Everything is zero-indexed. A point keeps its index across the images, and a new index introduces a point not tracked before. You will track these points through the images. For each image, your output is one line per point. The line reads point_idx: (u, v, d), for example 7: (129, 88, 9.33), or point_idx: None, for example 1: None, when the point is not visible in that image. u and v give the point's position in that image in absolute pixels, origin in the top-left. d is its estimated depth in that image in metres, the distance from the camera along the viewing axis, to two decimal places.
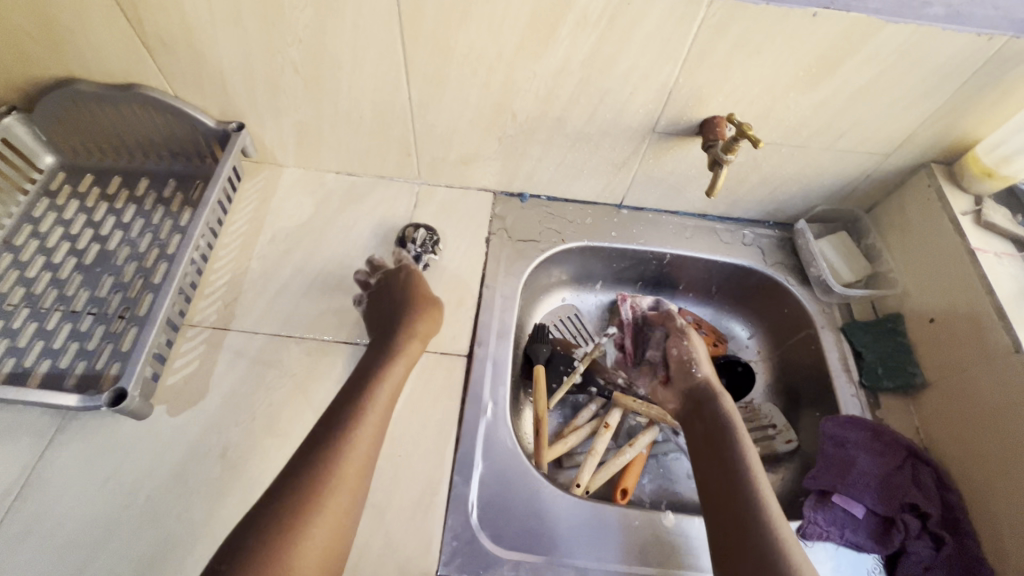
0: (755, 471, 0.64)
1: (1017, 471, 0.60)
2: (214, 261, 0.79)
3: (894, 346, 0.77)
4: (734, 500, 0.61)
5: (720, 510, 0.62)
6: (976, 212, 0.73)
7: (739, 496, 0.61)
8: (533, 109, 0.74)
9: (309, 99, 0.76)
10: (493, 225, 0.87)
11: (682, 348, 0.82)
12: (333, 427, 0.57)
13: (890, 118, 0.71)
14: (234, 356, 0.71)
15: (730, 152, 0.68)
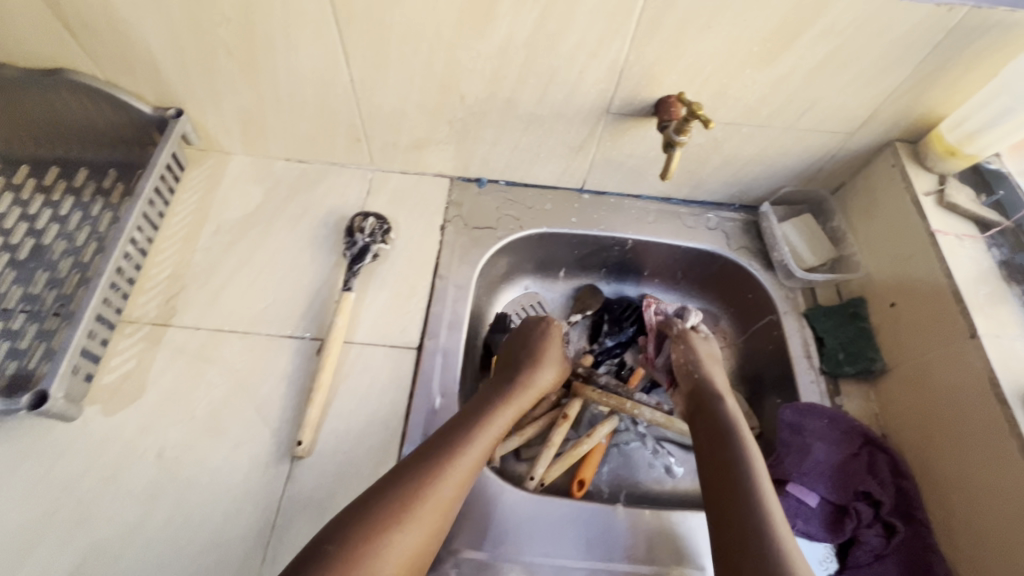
0: (757, 475, 0.59)
1: (972, 458, 0.59)
2: (155, 254, 0.76)
3: (855, 331, 0.75)
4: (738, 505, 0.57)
5: (721, 518, 0.57)
6: (940, 192, 0.71)
7: (741, 498, 0.57)
8: (481, 90, 0.71)
9: (247, 83, 0.73)
10: (448, 212, 0.85)
11: (680, 352, 0.78)
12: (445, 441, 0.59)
13: (851, 94, 0.68)
14: (173, 353, 0.69)
15: (681, 133, 0.65)
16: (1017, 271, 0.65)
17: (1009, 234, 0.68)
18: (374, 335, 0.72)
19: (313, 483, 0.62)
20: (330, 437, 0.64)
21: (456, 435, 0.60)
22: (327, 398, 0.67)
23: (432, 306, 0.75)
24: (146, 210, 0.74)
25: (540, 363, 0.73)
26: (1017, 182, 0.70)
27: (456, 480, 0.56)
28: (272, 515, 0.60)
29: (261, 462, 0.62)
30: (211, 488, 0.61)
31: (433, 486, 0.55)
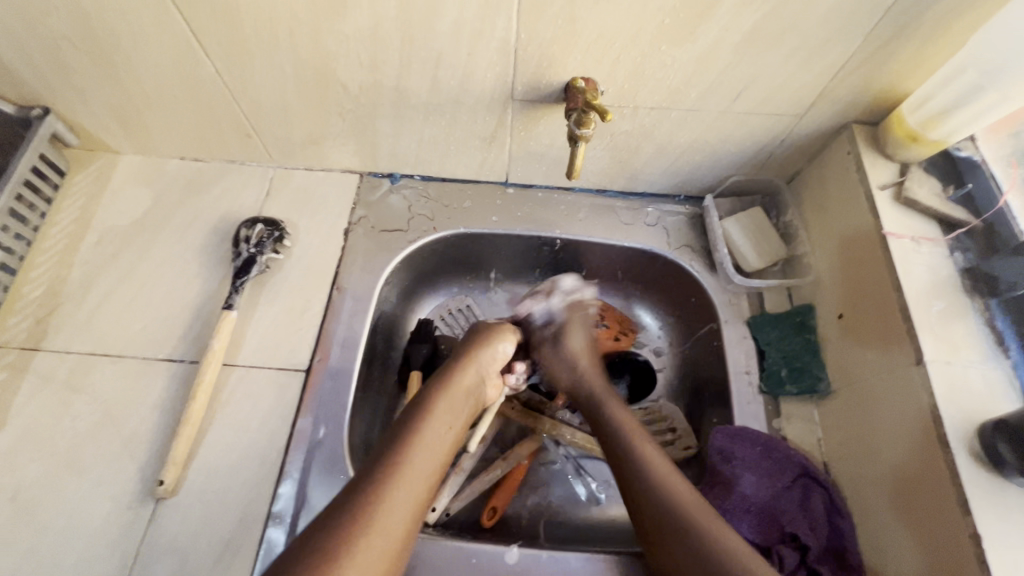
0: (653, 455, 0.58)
1: (910, 503, 0.50)
2: (29, 270, 0.70)
3: (801, 344, 0.67)
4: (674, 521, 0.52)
5: (659, 539, 0.53)
6: (898, 185, 0.60)
7: (666, 508, 0.53)
8: (363, 78, 0.62)
9: (106, 77, 0.64)
10: (354, 213, 0.77)
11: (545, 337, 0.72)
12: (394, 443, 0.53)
13: (793, 71, 0.57)
14: (39, 381, 0.63)
15: (583, 126, 0.56)
16: (982, 279, 0.55)
17: (978, 235, 0.57)
18: (258, 356, 0.66)
19: (176, 526, 0.56)
20: (199, 474, 0.59)
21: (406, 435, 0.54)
22: (200, 429, 0.61)
23: (326, 322, 0.68)
24: (12, 223, 0.68)
25: (487, 351, 0.65)
26: (991, 172, 0.58)
27: (409, 502, 0.50)
28: (128, 563, 0.55)
29: (122, 502, 0.57)
30: (66, 533, 0.56)
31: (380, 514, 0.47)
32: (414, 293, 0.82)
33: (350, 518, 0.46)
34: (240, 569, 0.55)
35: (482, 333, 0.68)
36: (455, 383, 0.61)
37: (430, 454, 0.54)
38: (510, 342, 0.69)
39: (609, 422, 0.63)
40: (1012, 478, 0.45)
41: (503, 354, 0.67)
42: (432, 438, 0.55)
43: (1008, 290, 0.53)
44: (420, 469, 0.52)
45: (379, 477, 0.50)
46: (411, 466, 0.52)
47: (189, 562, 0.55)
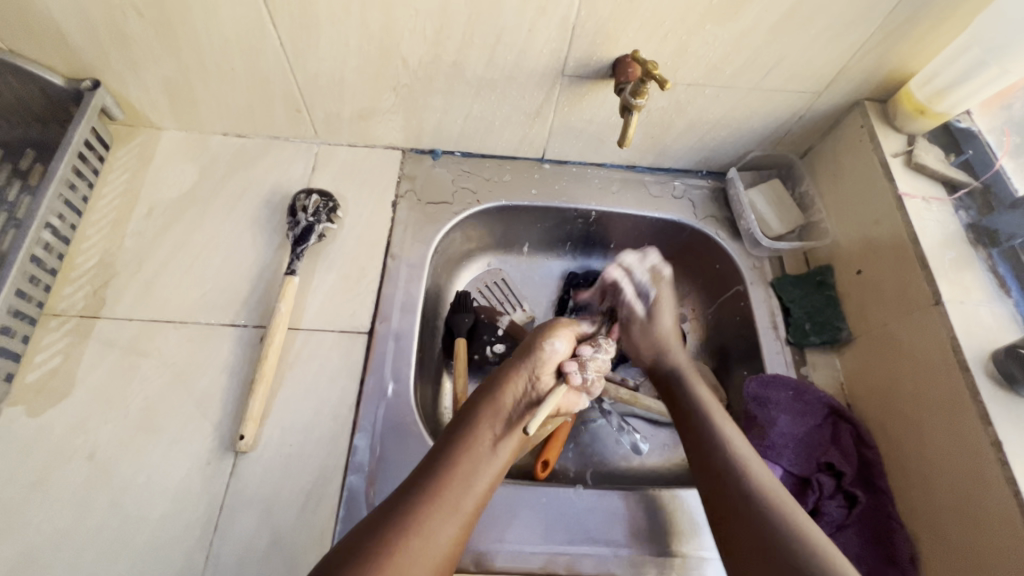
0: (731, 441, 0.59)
1: (933, 427, 0.57)
2: (79, 241, 0.70)
3: (822, 299, 0.74)
4: (732, 484, 0.55)
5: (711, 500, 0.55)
6: (908, 153, 0.68)
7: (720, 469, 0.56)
8: (424, 53, 0.66)
9: (166, 50, 0.66)
10: (400, 187, 0.80)
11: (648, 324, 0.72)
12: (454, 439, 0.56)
13: (819, 51, 0.64)
14: (104, 346, 0.64)
15: (638, 96, 0.62)
16: (985, 233, 0.64)
17: (977, 195, 0.67)
18: (321, 320, 0.68)
19: (258, 479, 0.58)
20: (275, 430, 0.61)
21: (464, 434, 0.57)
22: (271, 388, 0.63)
23: (383, 287, 0.71)
24: (66, 193, 0.68)
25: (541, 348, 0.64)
26: (986, 141, 0.68)
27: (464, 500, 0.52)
28: (214, 514, 0.56)
29: (202, 459, 0.59)
30: (148, 489, 0.57)
31: (438, 509, 0.51)
32: (454, 265, 0.85)
33: (409, 512, 0.50)
34: (324, 516, 0.57)
35: (538, 331, 0.67)
36: (501, 401, 0.60)
37: (473, 476, 0.54)
38: (564, 339, 0.67)
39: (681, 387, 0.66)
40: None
41: (557, 352, 0.64)
42: (476, 458, 0.55)
43: (1007, 241, 0.62)
44: (460, 494, 0.52)
45: (418, 502, 0.51)
46: (450, 492, 0.52)
47: (274, 512, 0.57)
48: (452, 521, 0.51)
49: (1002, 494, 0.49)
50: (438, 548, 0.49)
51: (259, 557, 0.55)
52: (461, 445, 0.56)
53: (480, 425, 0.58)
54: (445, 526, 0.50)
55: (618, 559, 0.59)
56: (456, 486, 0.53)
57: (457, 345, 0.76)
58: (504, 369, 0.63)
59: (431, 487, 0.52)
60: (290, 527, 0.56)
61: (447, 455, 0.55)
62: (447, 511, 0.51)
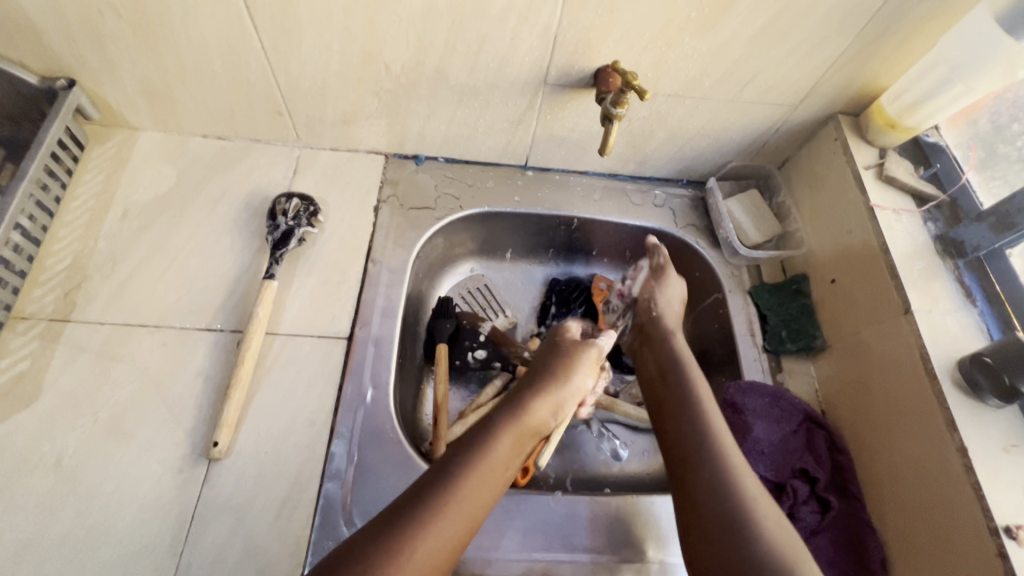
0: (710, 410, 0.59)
1: (903, 434, 0.59)
2: (51, 243, 0.69)
3: (798, 307, 0.75)
4: (717, 489, 0.51)
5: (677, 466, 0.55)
6: (879, 165, 0.70)
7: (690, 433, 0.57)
8: (406, 58, 0.66)
9: (144, 50, 0.65)
10: (382, 191, 0.80)
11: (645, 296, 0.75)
12: (472, 445, 0.54)
13: (794, 65, 0.66)
14: (74, 350, 0.63)
15: (618, 105, 0.63)
16: (952, 245, 0.65)
17: (945, 208, 0.68)
18: (300, 325, 0.68)
19: (232, 486, 0.57)
20: (251, 436, 0.60)
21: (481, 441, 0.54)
22: (247, 394, 0.62)
23: (364, 292, 0.71)
24: (37, 194, 0.67)
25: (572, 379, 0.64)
26: (953, 155, 0.70)
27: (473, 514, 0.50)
28: (185, 523, 0.55)
29: (174, 466, 0.58)
30: (117, 497, 0.56)
31: (450, 517, 0.48)
32: (436, 271, 0.85)
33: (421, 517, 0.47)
34: (299, 524, 0.56)
35: (567, 354, 0.67)
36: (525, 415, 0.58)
37: (480, 498, 0.51)
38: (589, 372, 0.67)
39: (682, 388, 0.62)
40: (988, 400, 0.54)
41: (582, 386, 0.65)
42: (489, 478, 0.52)
43: (972, 253, 0.63)
44: (464, 514, 0.49)
45: (422, 513, 0.47)
46: (456, 509, 0.48)
47: (248, 520, 0.56)
48: (449, 542, 0.47)
49: (967, 498, 0.51)
50: (429, 570, 0.45)
51: (231, 565, 0.53)
52: (476, 459, 0.52)
53: (499, 442, 0.55)
54: (443, 546, 0.47)
55: (595, 564, 0.59)
56: (467, 506, 0.49)
57: (438, 351, 0.76)
58: (530, 388, 0.62)
59: (437, 500, 0.48)
60: (264, 535, 0.55)
61: (461, 467, 0.51)
62: (458, 519, 0.48)
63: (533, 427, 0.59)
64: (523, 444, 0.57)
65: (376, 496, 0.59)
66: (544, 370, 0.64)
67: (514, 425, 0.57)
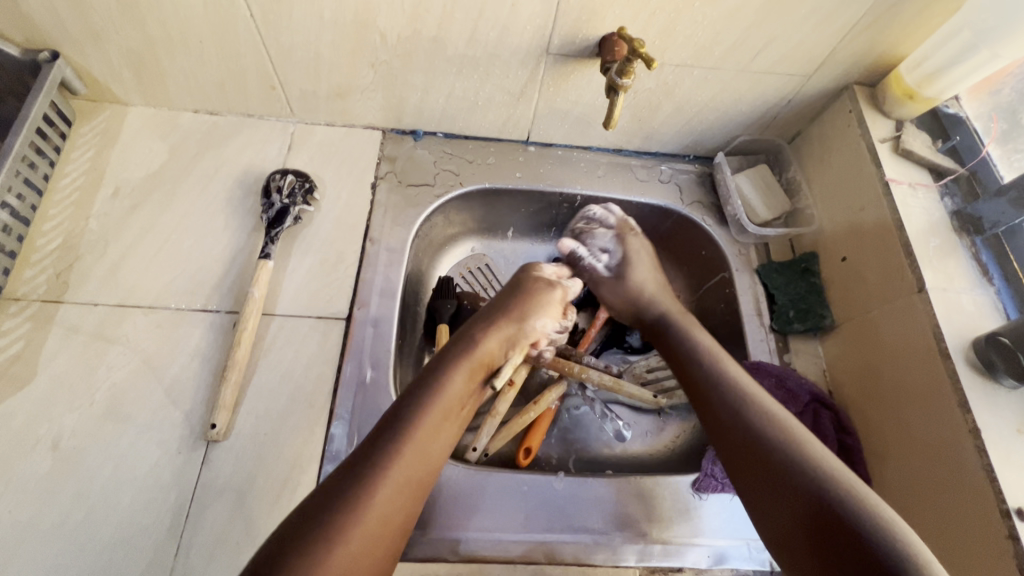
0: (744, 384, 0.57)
1: (916, 417, 0.57)
2: (41, 222, 0.67)
3: (807, 287, 0.73)
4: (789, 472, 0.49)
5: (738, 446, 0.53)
6: (896, 138, 0.68)
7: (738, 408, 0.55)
8: (403, 27, 0.63)
9: (128, 20, 0.62)
10: (380, 168, 0.77)
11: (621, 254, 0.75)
12: (417, 393, 0.53)
13: (810, 32, 0.62)
14: (68, 332, 0.62)
15: (624, 76, 0.61)
16: (969, 220, 0.63)
17: (963, 182, 0.66)
18: (297, 306, 0.66)
19: (231, 468, 0.57)
20: (250, 419, 0.59)
21: (428, 385, 0.54)
22: (244, 375, 0.61)
23: (362, 272, 0.69)
24: (24, 171, 0.65)
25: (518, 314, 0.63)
26: (974, 128, 0.67)
27: (423, 467, 0.50)
28: (184, 505, 0.55)
29: (172, 448, 0.57)
30: (115, 479, 0.55)
31: (398, 470, 0.48)
32: (437, 250, 0.83)
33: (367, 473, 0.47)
34: (299, 506, 0.56)
35: (513, 295, 0.65)
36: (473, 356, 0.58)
37: (433, 440, 0.51)
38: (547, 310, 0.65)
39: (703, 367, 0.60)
40: (1003, 381, 0.53)
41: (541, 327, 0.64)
42: (443, 424, 0.53)
43: (990, 229, 0.61)
44: (416, 461, 0.49)
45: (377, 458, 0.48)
46: (407, 455, 0.49)
47: (248, 501, 0.55)
48: (402, 486, 0.48)
49: (979, 481, 0.50)
50: (387, 521, 0.46)
51: (232, 547, 0.53)
52: (428, 405, 0.52)
53: (454, 380, 0.55)
54: (398, 491, 0.47)
55: (598, 544, 0.58)
56: (417, 447, 0.50)
57: (439, 331, 0.74)
58: (476, 325, 0.61)
59: (390, 449, 0.48)
60: (264, 518, 0.55)
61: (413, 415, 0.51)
62: (405, 469, 0.48)
63: (481, 363, 0.59)
64: (476, 381, 0.58)
65: None
66: (498, 308, 0.64)
67: (467, 370, 0.57)
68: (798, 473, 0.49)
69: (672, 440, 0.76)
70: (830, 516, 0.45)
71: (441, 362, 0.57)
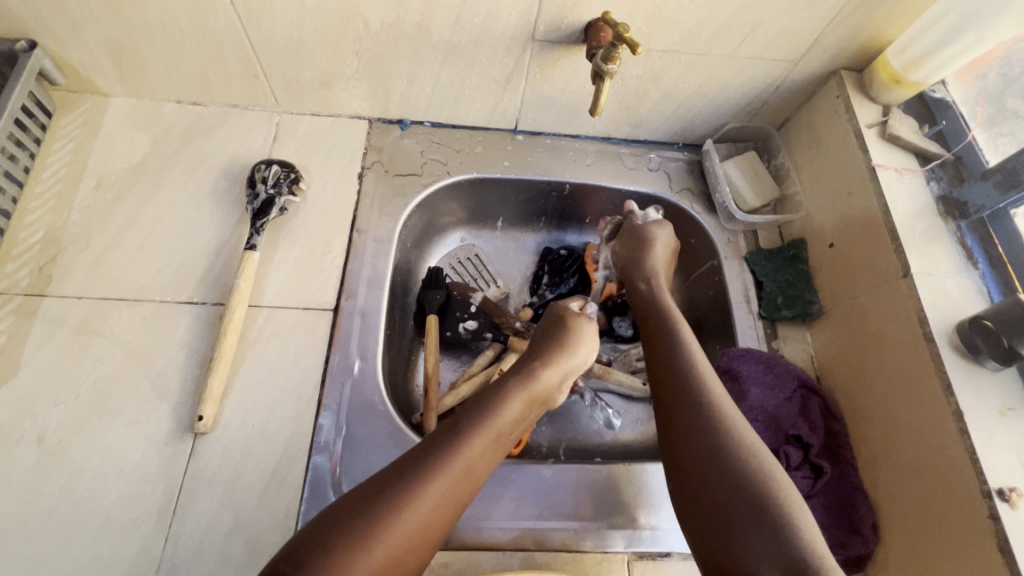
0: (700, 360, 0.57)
1: (901, 400, 0.58)
2: (23, 215, 0.66)
3: (794, 273, 0.73)
4: (717, 452, 0.49)
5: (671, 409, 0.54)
6: (883, 124, 0.68)
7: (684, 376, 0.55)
8: (386, 14, 0.62)
9: (105, 8, 0.60)
10: (366, 158, 0.77)
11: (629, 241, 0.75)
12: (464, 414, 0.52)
13: (796, 16, 0.62)
14: (51, 326, 0.61)
15: (610, 62, 0.60)
16: (954, 205, 0.64)
17: (948, 166, 0.66)
18: (284, 297, 0.66)
19: (219, 459, 0.57)
20: (238, 410, 0.59)
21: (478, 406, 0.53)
22: (232, 367, 0.61)
23: (349, 263, 0.69)
24: (4, 164, 0.64)
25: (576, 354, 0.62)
26: (960, 112, 0.67)
27: (448, 493, 0.47)
28: (172, 498, 0.55)
29: (158, 441, 0.57)
30: (103, 472, 0.55)
31: (415, 502, 0.45)
32: (425, 241, 0.82)
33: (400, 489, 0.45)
34: (288, 496, 0.56)
35: (555, 331, 0.64)
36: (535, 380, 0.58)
37: (486, 458, 0.50)
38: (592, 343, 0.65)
39: (685, 373, 0.56)
40: (986, 363, 0.53)
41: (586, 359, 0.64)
42: (479, 452, 0.50)
43: (975, 213, 0.62)
44: (448, 484, 0.47)
45: (411, 480, 0.46)
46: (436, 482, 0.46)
47: (236, 492, 0.55)
48: (444, 504, 0.47)
49: (962, 462, 0.51)
50: (410, 534, 0.44)
51: (222, 537, 0.53)
52: (485, 423, 0.51)
53: (507, 403, 0.54)
54: (433, 510, 0.46)
55: (587, 530, 0.59)
56: (444, 482, 0.47)
57: (428, 321, 0.75)
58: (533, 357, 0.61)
59: (428, 472, 0.47)
60: (253, 507, 0.55)
61: (451, 444, 0.49)
62: (431, 494, 0.46)
63: (541, 395, 0.58)
64: (530, 409, 0.57)
65: (363, 468, 0.58)
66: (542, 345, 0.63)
67: (515, 398, 0.55)
68: (749, 489, 0.47)
69: None
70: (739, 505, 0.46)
71: (489, 392, 0.55)
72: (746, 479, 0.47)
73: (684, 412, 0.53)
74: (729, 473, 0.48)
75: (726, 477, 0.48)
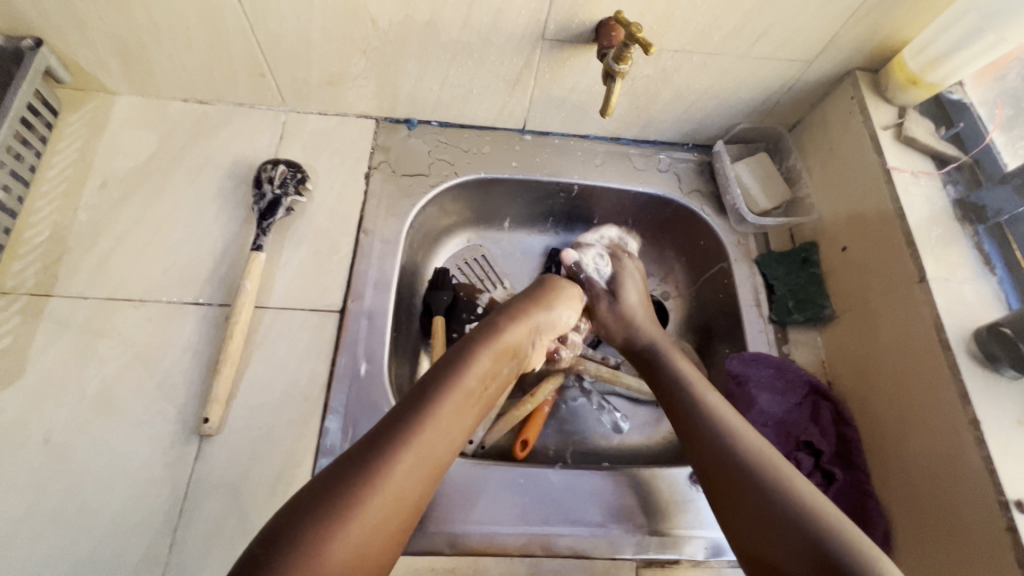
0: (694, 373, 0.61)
1: (914, 406, 0.57)
2: (29, 214, 0.66)
3: (806, 277, 0.72)
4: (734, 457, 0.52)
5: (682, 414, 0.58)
6: (898, 126, 0.67)
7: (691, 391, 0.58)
8: (394, 12, 0.61)
9: (111, 6, 0.60)
10: (373, 158, 0.76)
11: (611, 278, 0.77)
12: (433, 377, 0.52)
13: (812, 16, 0.61)
14: (57, 326, 0.61)
15: (622, 62, 0.59)
16: (971, 209, 0.63)
17: (966, 169, 0.65)
18: (290, 298, 0.65)
19: (225, 462, 0.56)
20: (244, 413, 0.59)
21: (450, 363, 0.53)
22: (238, 369, 0.61)
23: (356, 264, 0.68)
24: (10, 163, 0.63)
25: (546, 312, 0.63)
26: (978, 114, 0.66)
27: (429, 462, 0.46)
28: (177, 501, 0.54)
29: (164, 443, 0.57)
30: (108, 474, 0.55)
31: (398, 472, 0.44)
32: (432, 242, 0.82)
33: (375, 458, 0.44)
34: None
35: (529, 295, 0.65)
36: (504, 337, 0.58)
37: (457, 420, 0.50)
38: (568, 307, 0.67)
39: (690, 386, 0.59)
40: (1004, 372, 0.52)
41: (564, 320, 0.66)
42: (455, 416, 0.50)
43: (993, 217, 0.61)
44: (427, 449, 0.47)
45: (388, 448, 0.45)
46: (416, 447, 0.46)
47: (242, 496, 0.55)
48: (423, 467, 0.46)
49: (977, 471, 0.50)
50: (402, 502, 0.44)
51: (227, 541, 0.53)
52: (455, 384, 0.51)
53: (479, 363, 0.54)
54: (416, 478, 0.45)
55: (595, 536, 0.58)
56: (431, 446, 0.47)
57: (434, 323, 0.74)
58: (503, 313, 0.61)
59: (405, 436, 0.46)
60: (259, 511, 0.54)
61: (424, 410, 0.48)
62: (410, 463, 0.45)
63: (511, 347, 0.58)
64: (503, 360, 0.57)
65: None
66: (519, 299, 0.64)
67: (485, 356, 0.55)
68: (770, 489, 0.49)
69: (670, 432, 0.76)
70: (764, 505, 0.48)
71: (461, 348, 0.55)
72: (766, 479, 0.49)
73: (696, 420, 0.56)
74: (751, 474, 0.50)
75: (745, 478, 0.50)
